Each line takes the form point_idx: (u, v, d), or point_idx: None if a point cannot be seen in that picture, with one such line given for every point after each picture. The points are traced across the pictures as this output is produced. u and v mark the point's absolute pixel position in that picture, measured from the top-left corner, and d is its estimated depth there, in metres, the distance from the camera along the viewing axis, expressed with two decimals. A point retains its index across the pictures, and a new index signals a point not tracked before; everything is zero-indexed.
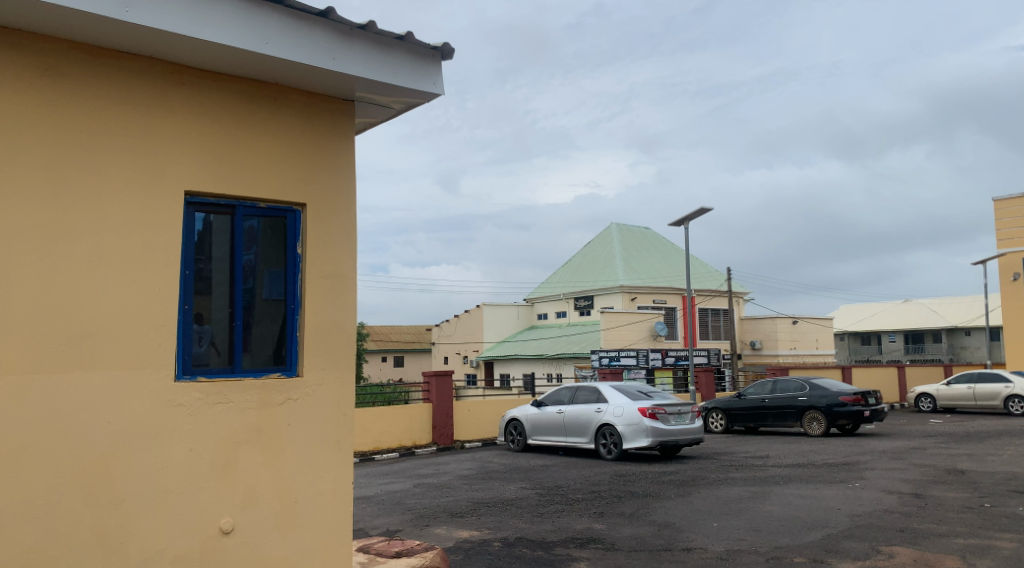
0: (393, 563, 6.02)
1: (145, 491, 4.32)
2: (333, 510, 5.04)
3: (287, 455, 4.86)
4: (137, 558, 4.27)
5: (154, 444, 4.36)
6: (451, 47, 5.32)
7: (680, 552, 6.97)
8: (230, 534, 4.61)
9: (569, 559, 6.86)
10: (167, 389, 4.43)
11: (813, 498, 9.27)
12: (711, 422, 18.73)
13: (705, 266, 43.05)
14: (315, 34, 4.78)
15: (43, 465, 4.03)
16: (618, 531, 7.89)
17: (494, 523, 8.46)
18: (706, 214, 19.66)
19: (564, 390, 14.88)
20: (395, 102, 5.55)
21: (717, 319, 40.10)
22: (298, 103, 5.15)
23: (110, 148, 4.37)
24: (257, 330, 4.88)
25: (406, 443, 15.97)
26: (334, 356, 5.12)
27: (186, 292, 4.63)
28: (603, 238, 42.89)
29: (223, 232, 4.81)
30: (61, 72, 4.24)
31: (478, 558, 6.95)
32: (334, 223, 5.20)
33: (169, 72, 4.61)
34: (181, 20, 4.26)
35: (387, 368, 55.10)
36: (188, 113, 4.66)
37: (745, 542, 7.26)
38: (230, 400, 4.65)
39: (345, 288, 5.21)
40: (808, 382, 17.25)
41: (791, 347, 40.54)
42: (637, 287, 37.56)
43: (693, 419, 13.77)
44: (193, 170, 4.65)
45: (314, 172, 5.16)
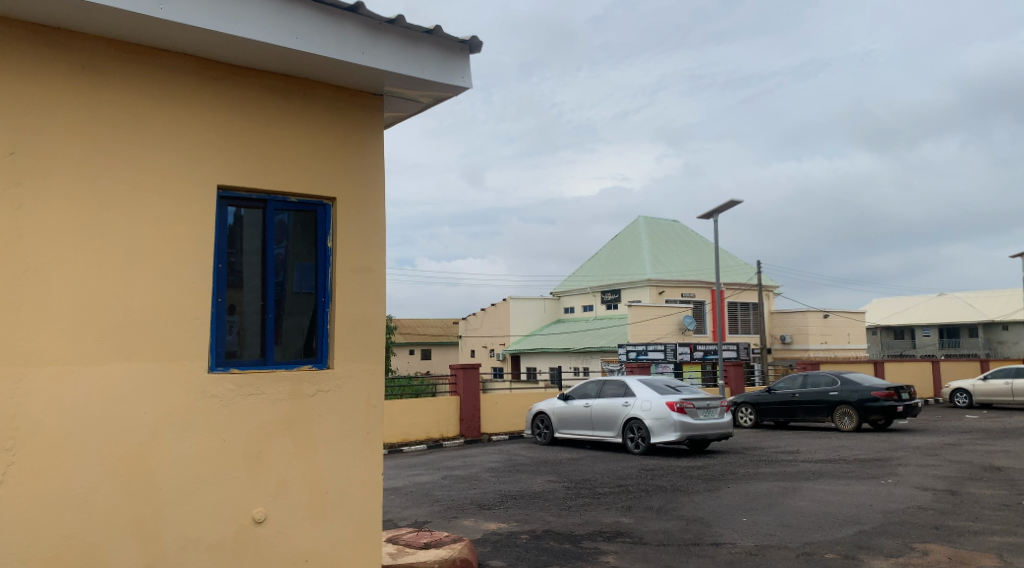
0: (422, 553, 6.07)
1: (180, 480, 4.40)
2: (363, 500, 5.09)
3: (318, 446, 4.91)
4: (172, 546, 4.35)
5: (189, 434, 4.43)
6: (479, 40, 5.32)
7: (709, 547, 6.94)
8: (263, 523, 4.68)
9: (597, 552, 6.85)
10: (201, 380, 4.50)
11: (844, 493, 9.17)
12: (740, 417, 18.57)
13: (734, 260, 42.64)
14: (344, 29, 4.81)
15: (82, 455, 4.12)
16: (646, 525, 7.87)
17: (522, 515, 8.48)
18: (735, 206, 19.49)
19: (591, 384, 14.84)
20: (423, 95, 5.56)
21: (747, 313, 39.71)
22: (329, 98, 5.18)
23: (146, 144, 4.44)
24: (288, 322, 4.95)
25: (434, 435, 16.07)
26: (364, 348, 5.16)
27: (219, 285, 4.70)
28: (630, 231, 42.65)
29: (255, 225, 4.88)
30: (99, 69, 4.32)
31: (506, 550, 6.98)
32: (363, 216, 5.23)
33: (202, 68, 4.67)
34: (214, 17, 4.31)
35: (414, 361, 55.53)
36: (219, 108, 4.71)
37: (775, 538, 7.19)
38: (262, 392, 4.71)
39: (374, 281, 5.25)
40: (839, 376, 17.01)
41: (823, 341, 40.02)
42: (665, 281, 37.34)
43: (721, 413, 13.66)
44: (226, 164, 4.71)
45: (345, 167, 5.20)
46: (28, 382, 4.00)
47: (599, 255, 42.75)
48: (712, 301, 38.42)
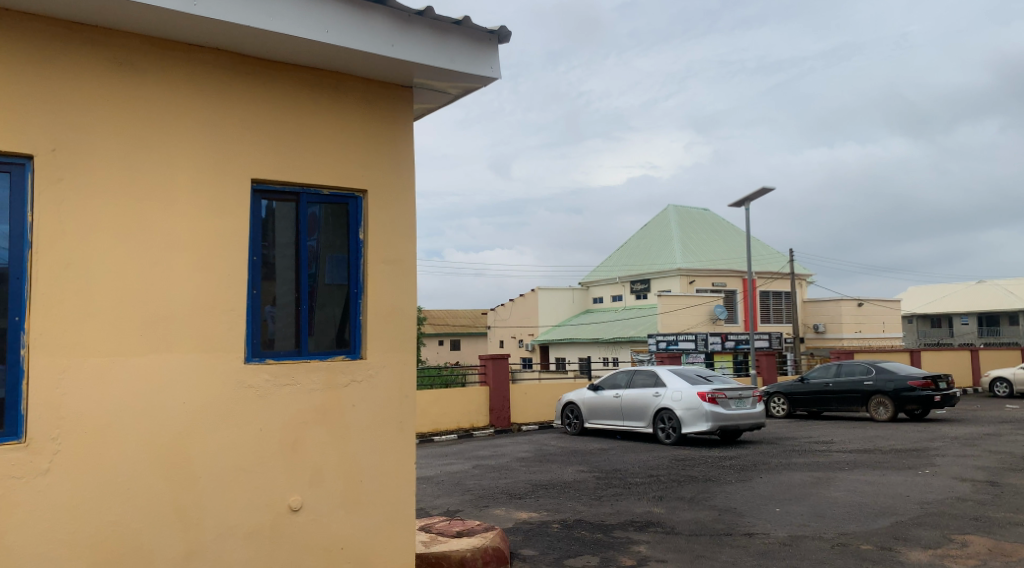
0: (455, 542, 6.13)
1: (219, 469, 4.49)
2: (397, 489, 5.14)
3: (351, 435, 4.98)
4: (211, 534, 4.45)
5: (227, 424, 4.52)
6: (508, 30, 5.30)
7: (742, 537, 6.90)
8: (299, 511, 4.76)
9: (628, 542, 6.87)
10: (238, 371, 4.58)
11: (880, 484, 9.05)
12: (772, 407, 18.43)
13: (766, 248, 42.18)
14: (373, 21, 4.83)
15: (124, 444, 4.22)
16: (678, 515, 7.85)
17: (553, 505, 8.51)
18: (767, 194, 19.25)
19: (621, 374, 14.81)
20: (453, 87, 5.57)
21: (779, 302, 39.25)
22: (359, 90, 5.22)
23: (181, 140, 4.51)
24: (321, 314, 5.01)
25: (464, 425, 16.17)
26: (396, 338, 5.20)
27: (254, 278, 4.78)
28: (660, 220, 42.33)
29: (288, 218, 4.94)
30: (136, 66, 4.40)
31: (538, 539, 7.03)
32: (394, 208, 5.27)
33: (234, 62, 4.72)
34: (246, 12, 4.35)
35: (444, 352, 55.84)
36: (252, 103, 4.77)
37: (809, 528, 7.13)
38: (297, 382, 4.78)
39: (405, 272, 5.29)
40: (874, 365, 16.76)
41: (857, 330, 39.42)
42: (695, 270, 37.04)
43: (754, 403, 13.56)
44: (258, 157, 4.77)
45: (375, 159, 5.23)
46: (72, 373, 4.11)
47: (629, 244, 42.52)
48: (744, 290, 38.02)
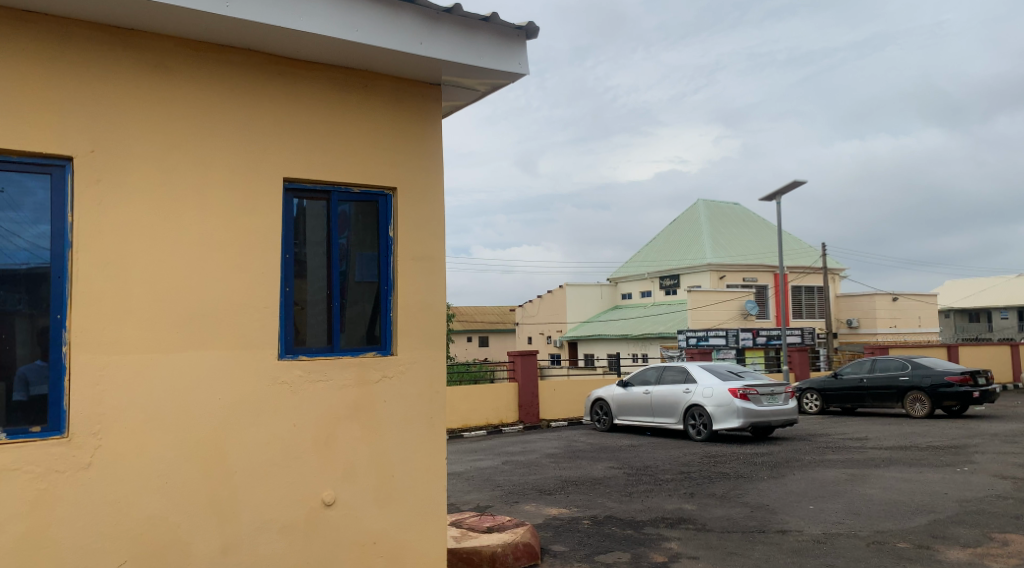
0: (486, 537, 6.16)
1: (254, 464, 4.56)
2: (428, 484, 5.18)
3: (384, 430, 5.02)
4: (248, 528, 4.52)
5: (261, 419, 4.59)
6: (536, 26, 5.28)
7: (775, 534, 6.84)
8: (333, 506, 4.81)
9: (659, 538, 6.83)
10: (272, 366, 4.65)
11: (916, 481, 8.91)
12: (805, 403, 18.24)
13: (797, 242, 41.66)
14: (401, 20, 4.85)
15: (163, 439, 4.31)
16: (710, 511, 7.80)
17: (583, 501, 8.51)
18: (798, 186, 18.98)
19: (651, 370, 14.74)
20: (481, 84, 5.57)
21: (811, 297, 38.73)
22: (389, 88, 5.25)
23: (214, 141, 4.58)
24: (352, 310, 5.06)
25: (494, 421, 16.22)
26: (425, 334, 5.23)
27: (287, 276, 4.85)
28: (689, 215, 41.97)
29: (319, 216, 4.99)
30: (171, 68, 4.47)
31: (568, 535, 7.03)
32: (423, 206, 5.30)
33: (266, 63, 4.78)
34: (277, 11, 4.40)
35: (473, 348, 56.01)
36: (282, 103, 4.83)
37: (844, 525, 7.05)
38: (329, 377, 4.83)
39: (435, 269, 5.31)
40: (910, 360, 16.44)
41: (892, 325, 38.77)
42: (726, 266, 36.64)
43: (786, 399, 13.40)
44: (290, 156, 4.83)
45: (405, 157, 5.26)
46: (112, 369, 4.20)
47: (657, 240, 42.23)
48: (775, 285, 37.56)
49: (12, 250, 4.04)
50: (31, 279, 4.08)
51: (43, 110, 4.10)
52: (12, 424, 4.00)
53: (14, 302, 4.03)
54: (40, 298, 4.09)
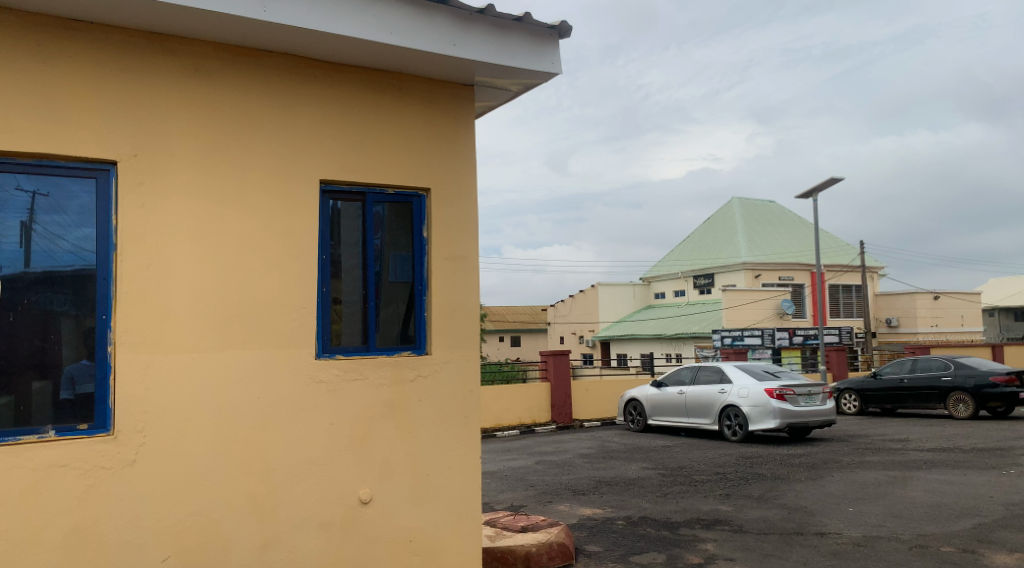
0: (520, 536, 6.16)
1: (293, 461, 4.62)
2: (463, 482, 5.20)
3: (418, 429, 5.05)
4: (286, 525, 4.58)
5: (299, 417, 4.65)
6: (569, 25, 5.27)
7: (813, 536, 6.74)
8: (369, 504, 4.85)
9: (694, 540, 6.78)
10: (310, 365, 4.71)
11: (960, 484, 8.70)
12: (843, 404, 17.96)
13: (834, 240, 40.99)
14: (435, 21, 4.88)
15: (203, 437, 4.38)
16: (746, 513, 7.72)
17: (617, 501, 8.47)
18: (835, 183, 18.69)
19: (685, 369, 14.63)
20: (514, 84, 5.57)
21: (849, 295, 38.07)
22: (422, 90, 5.28)
23: (252, 143, 4.65)
24: (386, 311, 5.10)
25: (526, 421, 16.25)
26: (459, 334, 5.25)
27: (323, 276, 4.91)
28: (723, 213, 41.55)
29: (354, 216, 5.05)
30: (210, 72, 4.55)
31: (602, 536, 7.00)
32: (456, 206, 5.32)
33: (303, 66, 4.85)
34: (313, 15, 4.46)
35: (505, 347, 56.07)
36: (318, 105, 4.88)
37: (885, 528, 6.92)
38: (366, 376, 4.88)
39: (469, 268, 5.33)
40: (953, 360, 16.00)
41: (933, 324, 37.95)
42: (761, 265, 36.17)
43: (824, 400, 13.20)
44: (326, 157, 4.89)
45: (438, 157, 5.29)
46: (154, 368, 4.29)
47: (691, 238, 41.87)
48: (812, 283, 36.99)
49: (57, 252, 4.15)
50: (76, 281, 4.19)
51: (88, 115, 4.21)
52: (60, 421, 4.11)
53: (60, 302, 4.15)
54: (86, 299, 4.20)
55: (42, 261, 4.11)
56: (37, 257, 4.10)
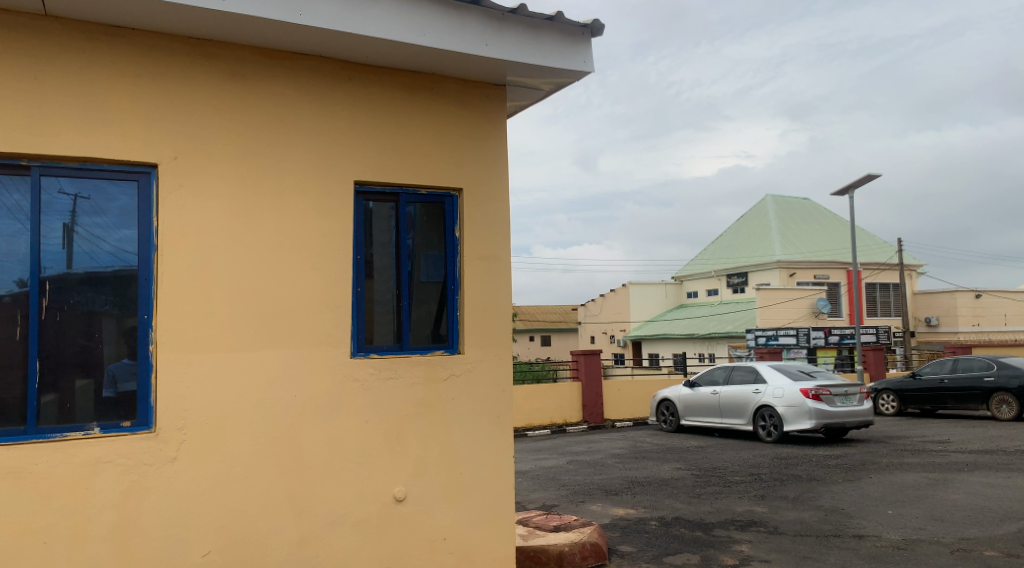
0: (553, 536, 6.17)
1: (329, 458, 4.68)
2: (496, 481, 5.21)
3: (451, 427, 5.08)
4: (323, 522, 4.64)
5: (335, 416, 4.71)
6: (601, 23, 5.25)
7: (852, 539, 6.63)
8: (404, 502, 4.89)
9: (729, 541, 6.72)
10: (345, 365, 4.76)
11: (1004, 487, 8.49)
12: (881, 404, 17.65)
13: (871, 238, 40.28)
14: (468, 22, 4.90)
15: (241, 435, 4.46)
16: (782, 514, 7.62)
17: (650, 502, 8.43)
18: (872, 179, 18.37)
19: (719, 369, 14.51)
20: (545, 83, 5.57)
21: (887, 294, 37.39)
22: (454, 90, 5.31)
23: (288, 145, 4.71)
24: (419, 310, 5.14)
25: (558, 421, 16.24)
26: (492, 334, 5.27)
27: (358, 276, 4.96)
28: (756, 211, 41.05)
29: (388, 217, 5.09)
30: (247, 75, 4.63)
31: (636, 536, 6.97)
32: (488, 205, 5.33)
33: (337, 69, 4.90)
34: (348, 18, 4.50)
35: (535, 347, 56.04)
36: (352, 107, 4.93)
37: (925, 531, 6.78)
38: (400, 375, 4.92)
39: (501, 268, 5.34)
40: (995, 360, 15.62)
41: (975, 323, 37.09)
42: (796, 263, 35.69)
43: (861, 400, 12.98)
44: (361, 158, 4.94)
45: (470, 158, 5.31)
46: (194, 367, 4.37)
47: (723, 237, 41.44)
48: (848, 282, 36.38)
49: (98, 254, 4.26)
50: (117, 281, 4.29)
51: (129, 119, 4.31)
52: (104, 419, 4.22)
53: (102, 302, 4.25)
54: (128, 299, 4.30)
55: (84, 263, 4.23)
56: (79, 259, 4.22)
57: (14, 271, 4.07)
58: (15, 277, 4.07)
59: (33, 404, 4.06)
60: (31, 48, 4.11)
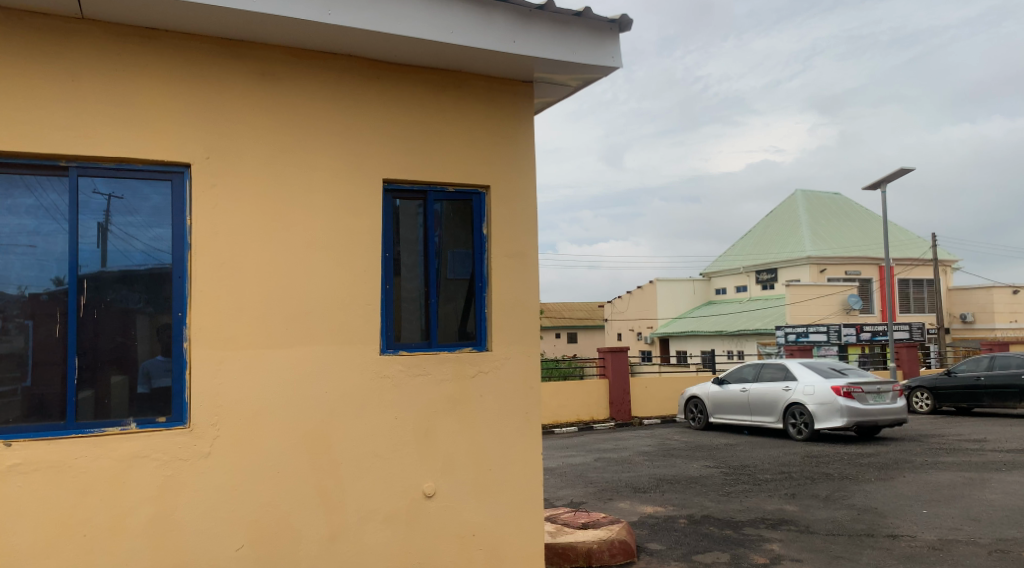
0: (581, 533, 6.17)
1: (358, 454, 4.72)
2: (525, 478, 5.21)
3: (480, 424, 5.09)
4: (353, 517, 4.68)
5: (365, 412, 4.74)
6: (629, 18, 5.21)
7: (886, 539, 6.54)
8: (433, 498, 4.91)
9: (760, 539, 6.66)
10: (375, 361, 4.80)
11: None
12: (915, 402, 17.36)
13: (904, 233, 39.61)
14: (496, 20, 4.90)
15: (274, 431, 4.51)
16: (813, 513, 7.54)
17: (679, 500, 8.37)
18: (905, 173, 18.05)
19: (748, 367, 14.37)
20: (573, 79, 5.55)
21: (920, 290, 36.75)
22: (481, 87, 5.31)
23: (317, 144, 4.75)
24: (447, 307, 5.16)
25: (585, 418, 16.20)
26: (520, 331, 5.27)
27: (387, 273, 4.99)
28: (785, 207, 40.56)
29: (417, 214, 5.12)
30: (276, 75, 4.67)
31: (665, 534, 6.93)
32: (516, 203, 5.33)
33: (365, 68, 4.92)
34: (377, 17, 4.53)
35: (561, 344, 55.96)
36: (380, 106, 4.96)
37: (961, 532, 6.66)
38: (428, 372, 4.94)
39: (529, 264, 5.33)
40: None
41: (1012, 320, 36.29)
42: (826, 259, 35.22)
43: (894, 398, 12.78)
44: (389, 156, 4.96)
45: (498, 155, 5.31)
46: (227, 363, 4.43)
47: (753, 233, 40.98)
48: (880, 278, 35.80)
49: (132, 252, 4.33)
50: (151, 279, 4.36)
51: (161, 120, 4.37)
52: (140, 414, 4.29)
53: (136, 300, 4.33)
54: (162, 297, 4.37)
55: (118, 261, 4.30)
56: (114, 257, 4.29)
57: (51, 270, 4.16)
58: (53, 276, 4.16)
59: (70, 400, 4.15)
60: (67, 51, 4.19)
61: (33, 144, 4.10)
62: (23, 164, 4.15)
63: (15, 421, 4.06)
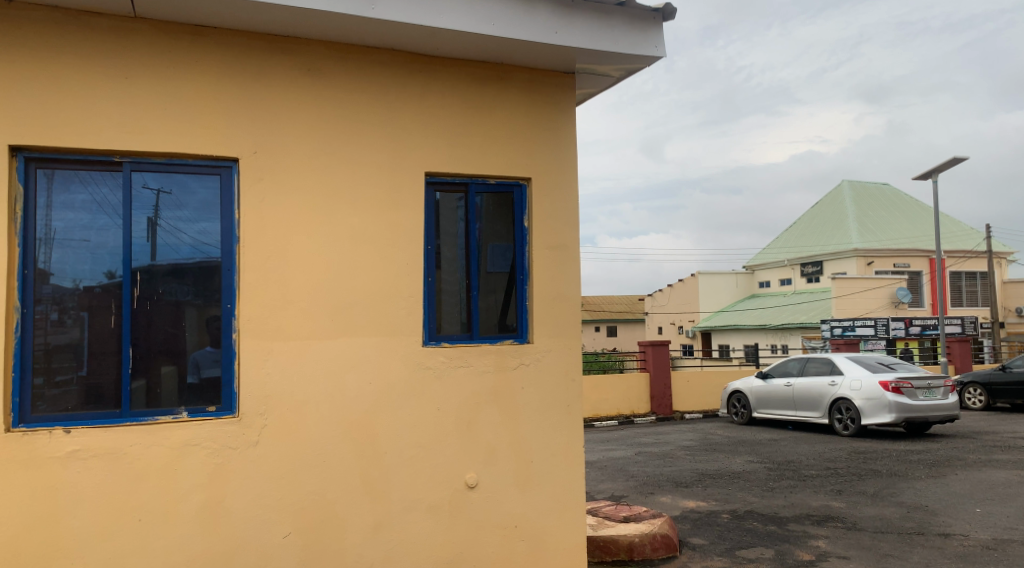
0: (623, 526, 6.15)
1: (402, 445, 4.77)
2: (567, 471, 5.21)
3: (522, 416, 5.10)
4: (397, 506, 4.74)
5: (408, 402, 4.79)
6: (673, 6, 5.12)
7: (936, 537, 6.38)
8: (476, 489, 4.94)
9: (806, 536, 6.56)
10: (418, 353, 4.84)
11: None
12: (967, 398, 16.90)
13: (956, 224, 38.48)
14: (538, 10, 4.88)
15: (319, 420, 4.58)
16: (861, 510, 7.39)
17: (722, 494, 8.29)
18: (957, 162, 17.50)
19: (793, 361, 14.13)
20: (615, 70, 5.50)
21: (973, 283, 35.68)
22: (523, 80, 5.29)
23: (360, 138, 4.80)
24: (489, 299, 5.18)
25: (626, 411, 16.13)
26: (561, 324, 5.25)
27: (429, 265, 5.03)
28: (832, 198, 39.73)
29: (459, 206, 5.14)
30: (320, 70, 4.72)
31: (707, 528, 6.87)
32: (557, 195, 5.31)
33: (408, 62, 4.95)
34: (419, 10, 4.54)
35: (602, 338, 55.75)
36: (422, 99, 4.98)
37: (1017, 532, 6.46)
38: (470, 364, 4.96)
39: (570, 257, 5.31)
40: None
41: None
42: (874, 250, 34.42)
43: (946, 393, 12.43)
44: (431, 149, 4.99)
45: (539, 147, 5.30)
46: (274, 355, 4.51)
47: (797, 225, 40.23)
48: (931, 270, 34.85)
49: (181, 246, 4.44)
50: (199, 272, 4.46)
51: (209, 115, 4.46)
52: (190, 404, 4.40)
53: (186, 293, 4.43)
54: (210, 289, 4.47)
55: (169, 254, 4.41)
56: (164, 251, 4.40)
57: (105, 263, 4.29)
58: (107, 269, 4.29)
59: (125, 389, 4.27)
60: (119, 49, 4.30)
61: (90, 140, 4.22)
62: (78, 160, 4.28)
63: (74, 409, 4.20)
